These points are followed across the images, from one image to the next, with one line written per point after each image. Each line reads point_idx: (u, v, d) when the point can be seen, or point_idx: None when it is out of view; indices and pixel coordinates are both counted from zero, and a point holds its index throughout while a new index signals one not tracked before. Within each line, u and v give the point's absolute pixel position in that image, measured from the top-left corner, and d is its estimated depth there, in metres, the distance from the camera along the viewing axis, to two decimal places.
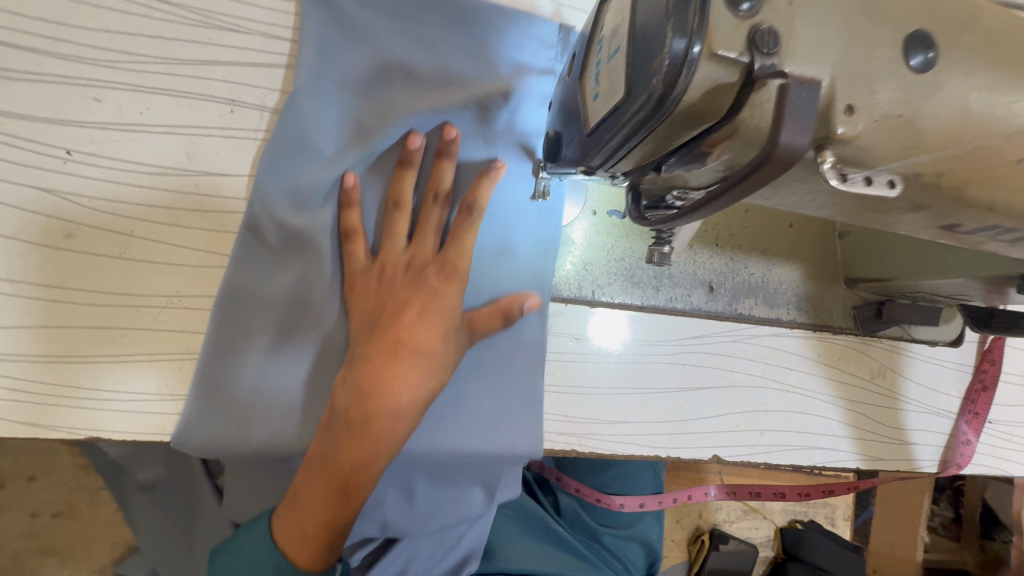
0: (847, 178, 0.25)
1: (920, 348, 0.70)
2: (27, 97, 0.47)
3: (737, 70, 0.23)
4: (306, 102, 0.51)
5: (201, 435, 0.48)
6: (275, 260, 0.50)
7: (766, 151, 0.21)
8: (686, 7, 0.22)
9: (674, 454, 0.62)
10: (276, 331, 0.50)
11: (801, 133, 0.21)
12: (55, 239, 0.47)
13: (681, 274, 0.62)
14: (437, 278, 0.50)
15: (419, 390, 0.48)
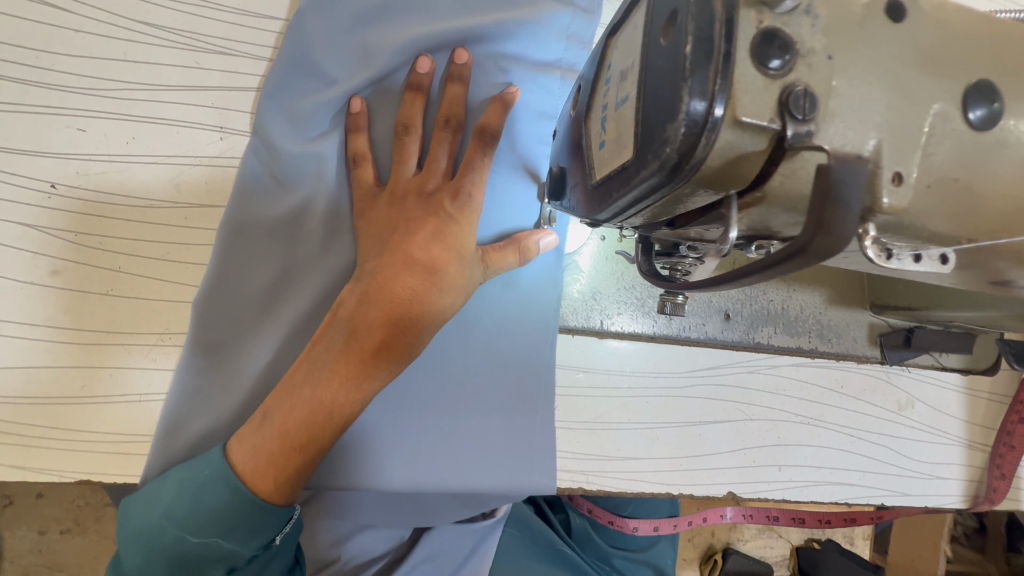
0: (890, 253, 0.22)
1: (952, 377, 0.66)
2: (10, 129, 0.46)
3: (767, 137, 0.19)
4: (314, 26, 0.49)
5: (204, 367, 0.48)
6: (280, 184, 0.49)
7: (803, 242, 0.19)
8: (706, 65, 0.19)
9: (687, 491, 0.59)
10: (282, 255, 0.49)
11: (845, 223, 0.18)
12: (41, 276, 0.46)
13: (695, 303, 0.59)
14: (451, 201, 0.46)
15: (426, 306, 0.43)
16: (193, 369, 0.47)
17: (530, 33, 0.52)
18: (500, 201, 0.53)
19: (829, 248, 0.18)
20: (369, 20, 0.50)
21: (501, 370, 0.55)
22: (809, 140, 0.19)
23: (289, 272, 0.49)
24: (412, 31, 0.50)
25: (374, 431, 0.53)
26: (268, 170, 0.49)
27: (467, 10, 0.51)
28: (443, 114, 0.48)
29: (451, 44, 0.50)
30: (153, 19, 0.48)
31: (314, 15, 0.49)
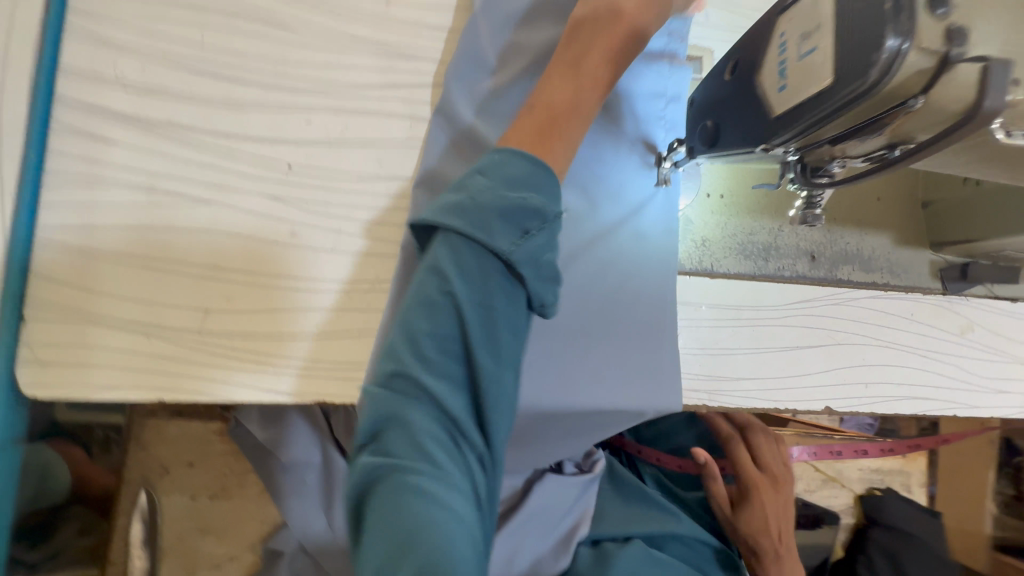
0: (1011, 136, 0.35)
1: (1004, 304, 0.77)
2: (254, 122, 0.57)
3: (937, 57, 0.32)
4: (481, 28, 0.60)
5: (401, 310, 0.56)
6: (461, 156, 0.60)
7: (972, 114, 0.32)
8: (898, 17, 0.32)
9: (791, 406, 0.69)
10: None
11: (999, 99, 0.31)
12: (283, 237, 0.57)
13: (786, 246, 0.70)
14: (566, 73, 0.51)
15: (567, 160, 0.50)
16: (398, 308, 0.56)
17: None
18: (626, 171, 0.66)
19: (990, 115, 0.31)
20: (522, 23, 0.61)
21: (634, 310, 0.64)
22: (963, 58, 0.32)
23: None
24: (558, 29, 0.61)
25: (534, 362, 0.62)
26: (447, 152, 0.60)
27: None
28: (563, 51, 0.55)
29: None
30: (354, 30, 0.60)
31: (481, 19, 0.60)
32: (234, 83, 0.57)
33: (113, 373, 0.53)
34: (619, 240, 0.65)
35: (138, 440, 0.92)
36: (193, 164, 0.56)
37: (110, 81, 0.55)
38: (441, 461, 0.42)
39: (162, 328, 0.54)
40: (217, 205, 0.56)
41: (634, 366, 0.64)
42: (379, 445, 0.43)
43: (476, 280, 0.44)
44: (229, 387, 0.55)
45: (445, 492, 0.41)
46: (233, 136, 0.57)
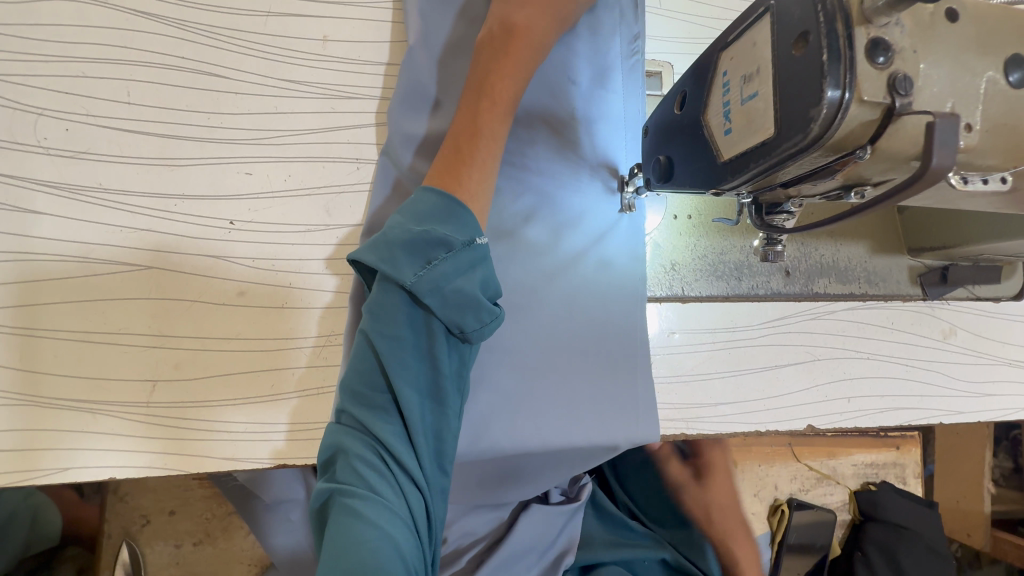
0: (968, 181, 0.33)
1: (987, 305, 0.75)
2: (191, 179, 0.55)
3: (880, 109, 0.30)
4: (421, 61, 0.57)
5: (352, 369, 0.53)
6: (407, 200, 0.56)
7: (920, 172, 0.28)
8: (838, 67, 0.29)
9: (773, 427, 0.67)
10: None
11: (947, 157, 0.28)
12: (229, 297, 0.55)
13: (759, 264, 0.68)
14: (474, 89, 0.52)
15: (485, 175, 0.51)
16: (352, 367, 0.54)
17: (592, 53, 0.64)
18: (586, 197, 0.64)
19: (939, 175, 0.28)
20: (464, 52, 0.58)
21: (603, 343, 0.62)
22: (908, 109, 0.30)
23: None
24: None
25: (502, 406, 0.60)
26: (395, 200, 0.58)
27: None
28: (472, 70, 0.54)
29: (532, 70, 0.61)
30: (292, 74, 0.58)
31: (420, 51, 0.57)
32: (168, 139, 0.55)
33: (59, 455, 0.51)
34: (585, 271, 0.62)
35: (116, 492, 0.90)
36: (129, 229, 0.53)
37: (36, 149, 0.52)
38: (379, 484, 0.43)
39: (108, 402, 0.52)
40: (156, 270, 0.53)
41: (606, 400, 0.61)
42: (329, 474, 0.45)
43: (394, 311, 0.46)
44: (183, 459, 0.53)
45: (383, 515, 0.42)
46: (170, 194, 0.54)
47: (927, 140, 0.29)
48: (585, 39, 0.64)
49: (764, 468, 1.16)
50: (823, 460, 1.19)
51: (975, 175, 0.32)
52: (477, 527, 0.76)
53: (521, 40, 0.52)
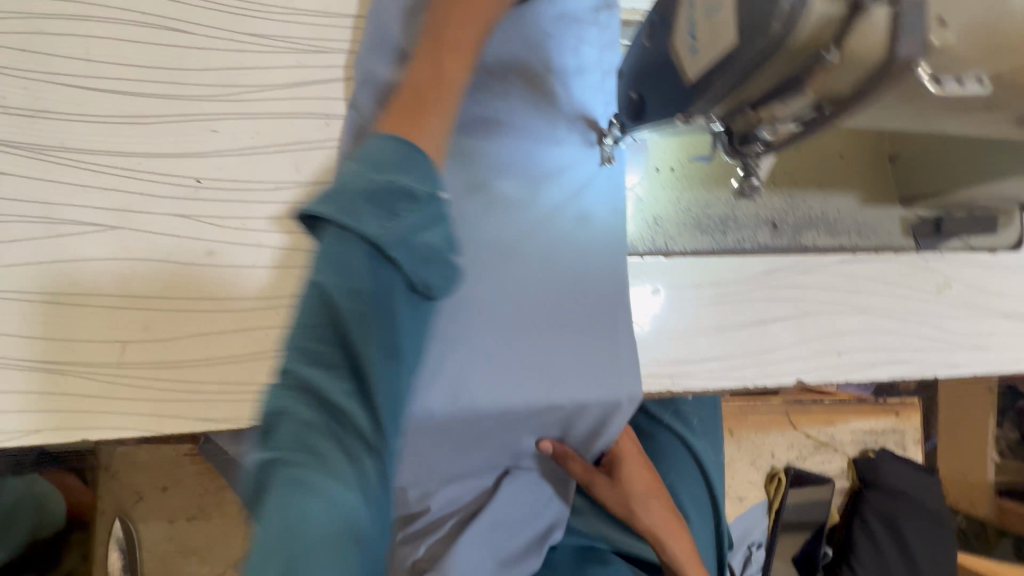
0: (941, 84, 0.32)
1: (984, 257, 0.72)
2: (155, 137, 0.53)
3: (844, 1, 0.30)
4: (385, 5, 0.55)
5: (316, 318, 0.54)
6: None
7: (890, 60, 0.30)
8: None
9: (761, 384, 0.66)
10: None
11: (915, 45, 0.30)
12: (200, 257, 0.54)
13: (745, 217, 0.66)
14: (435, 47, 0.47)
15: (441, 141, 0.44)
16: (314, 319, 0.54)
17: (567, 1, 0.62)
18: (564, 152, 0.62)
19: (909, 61, 0.30)
20: None
21: (583, 303, 0.61)
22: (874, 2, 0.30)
23: None
24: None
25: (474, 363, 0.57)
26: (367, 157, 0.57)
27: None
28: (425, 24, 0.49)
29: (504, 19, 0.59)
30: (255, 27, 0.56)
31: None
32: (130, 97, 0.53)
33: (33, 417, 0.50)
34: (563, 226, 0.61)
35: (108, 469, 0.90)
36: (93, 189, 0.52)
37: None
38: (329, 453, 0.36)
39: (79, 364, 0.51)
40: (122, 230, 0.52)
41: (587, 360, 0.60)
42: (265, 448, 0.36)
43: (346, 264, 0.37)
44: (158, 420, 0.52)
45: (333, 485, 0.35)
46: (134, 153, 0.53)
47: (893, 28, 0.30)
48: None
49: (761, 437, 1.15)
50: (820, 427, 1.18)
51: (948, 77, 0.32)
52: (459, 497, 0.74)
53: None
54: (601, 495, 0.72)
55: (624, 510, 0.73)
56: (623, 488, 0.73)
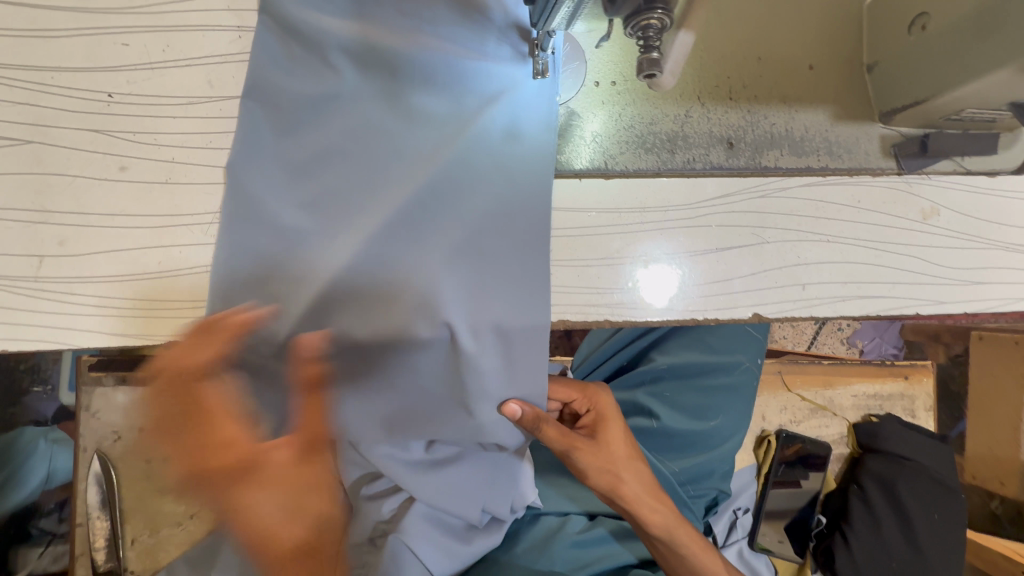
0: None
1: (979, 180, 0.64)
2: (67, 52, 0.53)
3: None
4: None
5: (229, 227, 0.53)
6: (288, 58, 0.55)
7: None
8: None
9: (712, 317, 0.61)
10: (282, 121, 0.54)
11: None
12: (112, 172, 0.54)
13: (696, 134, 0.60)
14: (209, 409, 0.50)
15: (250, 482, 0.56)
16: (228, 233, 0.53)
17: None
18: (494, 65, 0.56)
19: None
20: None
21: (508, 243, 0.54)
22: None
23: (290, 130, 0.54)
24: None
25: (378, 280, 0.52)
26: (281, 68, 0.55)
27: None
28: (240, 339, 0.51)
29: None
30: None
31: None
32: (41, 11, 0.53)
33: None
34: (488, 142, 0.55)
35: (88, 409, 0.93)
36: (6, 103, 0.52)
37: None
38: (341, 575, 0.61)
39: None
40: (36, 144, 0.53)
41: (508, 297, 0.53)
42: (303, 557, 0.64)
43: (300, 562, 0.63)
44: (79, 334, 0.53)
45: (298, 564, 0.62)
46: (47, 67, 0.53)
47: None
48: None
49: None
50: (817, 389, 1.10)
51: None
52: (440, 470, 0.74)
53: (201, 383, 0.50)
54: (583, 459, 0.65)
55: (608, 479, 0.66)
56: (608, 453, 0.66)
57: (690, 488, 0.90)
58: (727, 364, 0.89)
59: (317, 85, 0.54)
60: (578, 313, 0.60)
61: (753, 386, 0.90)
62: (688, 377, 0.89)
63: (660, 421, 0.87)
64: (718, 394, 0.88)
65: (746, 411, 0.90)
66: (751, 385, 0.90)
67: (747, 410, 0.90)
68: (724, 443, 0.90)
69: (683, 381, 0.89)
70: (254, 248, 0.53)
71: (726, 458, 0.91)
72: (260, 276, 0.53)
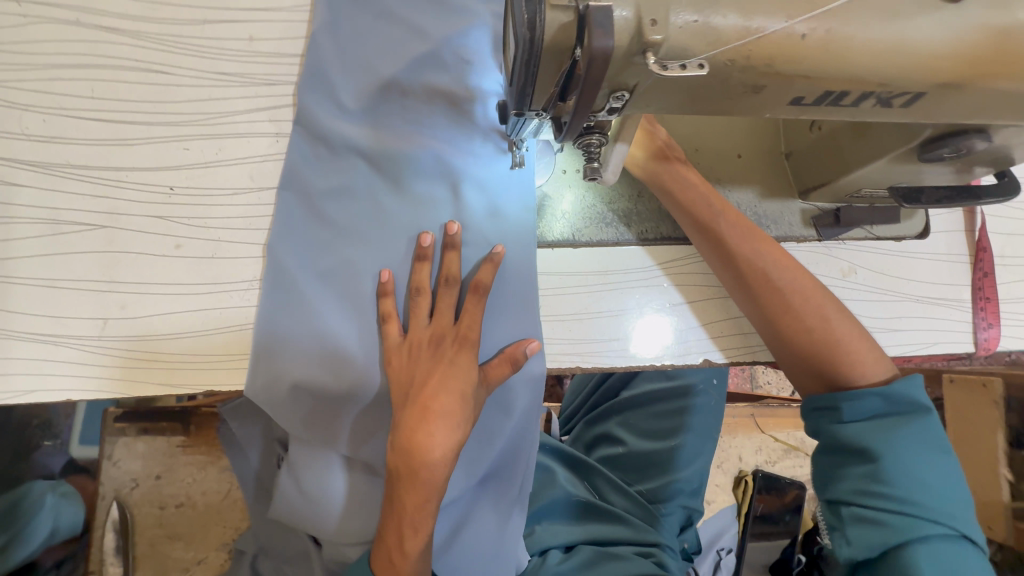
0: (667, 67, 0.38)
1: (888, 245, 0.77)
2: (140, 155, 0.67)
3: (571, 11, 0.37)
4: (328, 48, 0.70)
5: (266, 294, 0.65)
6: (316, 157, 0.68)
7: (590, 53, 0.35)
8: None
9: (669, 362, 0.72)
10: (312, 207, 0.67)
11: (605, 37, 0.35)
12: (169, 249, 0.66)
13: (646, 212, 0.74)
14: (453, 348, 0.63)
15: (448, 442, 0.60)
16: (265, 300, 0.65)
17: (478, 28, 0.71)
18: (480, 159, 0.70)
19: (600, 51, 0.35)
20: (356, 44, 0.70)
21: (503, 300, 0.68)
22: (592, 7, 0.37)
23: (318, 215, 0.67)
24: (384, 44, 0.70)
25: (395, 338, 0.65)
26: (312, 166, 0.68)
27: (427, 24, 0.70)
28: (444, 274, 0.65)
29: (420, 43, 0.70)
30: (223, 67, 0.70)
31: (328, 41, 0.70)
32: (123, 124, 0.67)
33: (30, 378, 0.62)
34: (477, 222, 0.69)
35: (111, 457, 1.00)
36: (88, 196, 0.66)
37: (19, 136, 0.66)
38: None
39: (69, 337, 0.63)
40: (109, 228, 0.65)
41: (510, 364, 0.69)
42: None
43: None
44: (130, 384, 0.63)
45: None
46: (123, 167, 0.67)
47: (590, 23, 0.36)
48: (472, 17, 0.71)
49: (728, 438, 1.17)
50: (789, 431, 1.19)
51: (673, 62, 0.38)
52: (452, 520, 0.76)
53: (418, 344, 0.64)
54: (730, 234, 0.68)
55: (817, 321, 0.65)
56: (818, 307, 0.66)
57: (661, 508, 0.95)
58: (685, 389, 0.97)
59: (339, 177, 0.68)
60: (553, 360, 0.70)
61: (717, 407, 0.97)
62: (649, 406, 0.99)
63: (625, 447, 1.00)
64: (677, 417, 0.96)
65: (711, 431, 0.96)
66: (718, 403, 0.97)
67: (711, 429, 0.96)
68: (688, 461, 0.96)
69: (646, 408, 0.99)
70: (288, 310, 0.65)
71: (696, 476, 0.96)
72: (292, 336, 0.64)
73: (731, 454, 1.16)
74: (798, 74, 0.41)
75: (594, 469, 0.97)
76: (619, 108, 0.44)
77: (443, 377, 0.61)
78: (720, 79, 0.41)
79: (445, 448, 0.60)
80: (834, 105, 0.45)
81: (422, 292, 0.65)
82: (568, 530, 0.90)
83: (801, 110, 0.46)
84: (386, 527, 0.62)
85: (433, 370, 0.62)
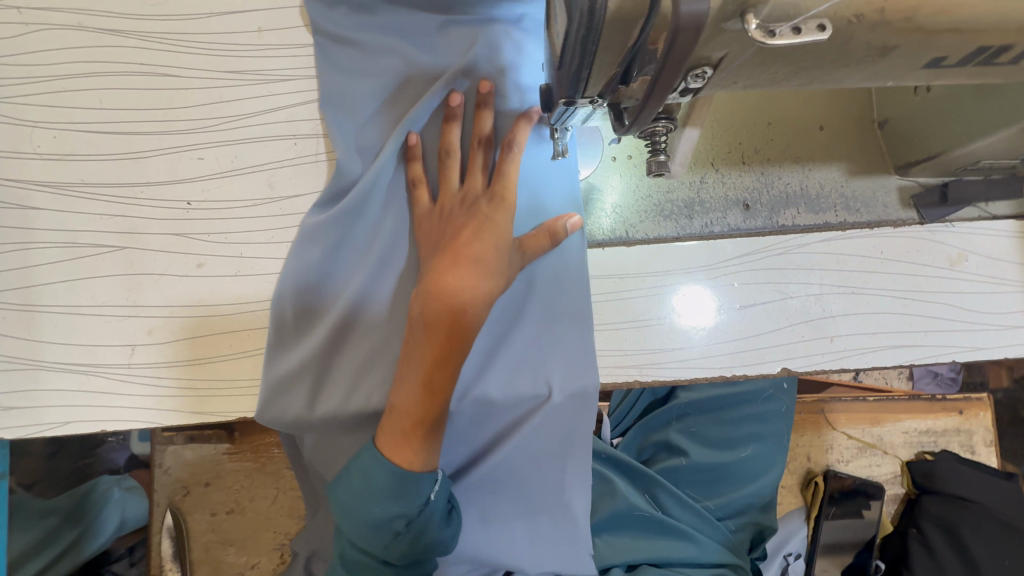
0: (775, 33, 0.29)
1: (1005, 224, 0.64)
2: (154, 168, 0.62)
3: None
4: None
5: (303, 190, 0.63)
6: (330, 50, 0.62)
7: (675, 21, 0.27)
8: None
9: (741, 372, 0.63)
10: (335, 94, 0.62)
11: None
12: (191, 268, 0.62)
13: (712, 200, 0.65)
14: (488, 207, 0.56)
15: (479, 290, 0.54)
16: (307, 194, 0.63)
17: None
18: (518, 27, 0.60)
19: (690, 21, 0.26)
20: None
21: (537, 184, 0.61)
22: None
23: (341, 101, 0.61)
24: None
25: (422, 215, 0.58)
26: (331, 63, 0.62)
27: None
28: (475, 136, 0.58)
29: None
30: (232, 64, 0.64)
31: None
32: (134, 135, 0.63)
33: (65, 410, 0.60)
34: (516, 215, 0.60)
35: (161, 465, 1.01)
36: (105, 216, 0.62)
37: (31, 155, 0.62)
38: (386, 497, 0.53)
39: (99, 365, 0.60)
40: (129, 250, 0.61)
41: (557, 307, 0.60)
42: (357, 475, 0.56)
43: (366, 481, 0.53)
44: (162, 413, 0.60)
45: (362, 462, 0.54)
46: (138, 182, 0.62)
47: None
48: None
49: (794, 437, 1.07)
50: (864, 427, 1.07)
51: (782, 25, 0.29)
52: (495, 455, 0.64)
53: (449, 206, 0.58)
54: None
55: None
56: None
57: (730, 524, 0.90)
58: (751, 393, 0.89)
59: (356, 64, 0.61)
60: (606, 373, 0.63)
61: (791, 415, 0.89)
62: (715, 413, 0.90)
63: (686, 458, 0.90)
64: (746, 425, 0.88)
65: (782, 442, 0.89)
66: (789, 410, 0.90)
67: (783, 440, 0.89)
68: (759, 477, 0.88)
69: (711, 416, 0.90)
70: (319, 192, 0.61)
71: (767, 490, 0.88)
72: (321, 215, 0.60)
73: (799, 452, 1.07)
74: (946, 27, 0.31)
75: (656, 483, 0.88)
76: (696, 91, 0.35)
77: (476, 231, 0.55)
78: (837, 43, 0.31)
79: (480, 297, 0.54)
80: (985, 63, 0.35)
81: (452, 152, 0.58)
82: (632, 545, 0.86)
83: (936, 74, 0.36)
84: (402, 392, 0.54)
85: (466, 225, 0.56)
